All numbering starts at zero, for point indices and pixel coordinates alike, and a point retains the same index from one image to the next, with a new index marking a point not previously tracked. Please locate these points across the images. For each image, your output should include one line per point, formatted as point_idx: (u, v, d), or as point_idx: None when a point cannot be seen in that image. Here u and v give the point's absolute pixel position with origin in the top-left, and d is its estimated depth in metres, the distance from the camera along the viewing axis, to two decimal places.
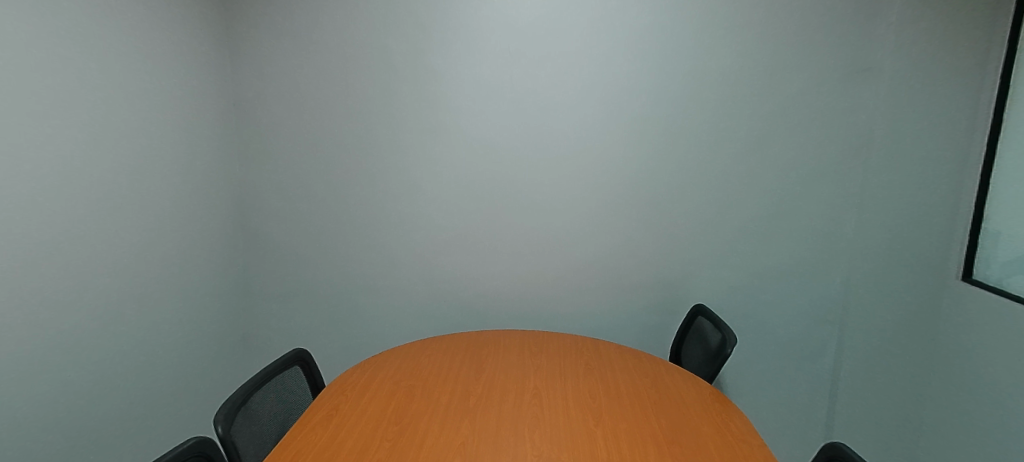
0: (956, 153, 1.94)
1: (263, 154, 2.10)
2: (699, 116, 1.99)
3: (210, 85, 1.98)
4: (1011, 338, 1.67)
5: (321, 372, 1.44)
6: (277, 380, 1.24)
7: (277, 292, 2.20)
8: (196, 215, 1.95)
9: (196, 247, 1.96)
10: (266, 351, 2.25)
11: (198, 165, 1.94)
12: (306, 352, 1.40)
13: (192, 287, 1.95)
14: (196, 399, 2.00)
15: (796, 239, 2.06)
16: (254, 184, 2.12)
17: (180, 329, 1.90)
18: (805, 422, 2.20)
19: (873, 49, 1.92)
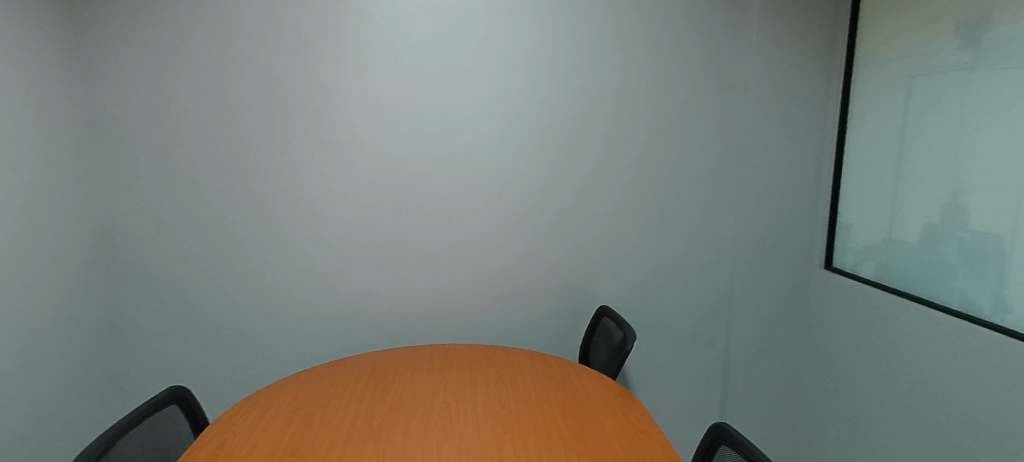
0: (812, 157, 2.22)
1: (129, 172, 1.93)
2: (589, 128, 2.11)
3: (57, 96, 1.80)
4: (873, 318, 1.96)
5: (201, 409, 1.34)
6: (146, 423, 1.15)
7: (155, 321, 2.03)
8: (48, 241, 1.77)
9: (49, 277, 1.78)
10: (139, 384, 2.06)
11: (45, 186, 1.75)
12: (182, 389, 1.30)
13: (46, 321, 1.76)
14: (53, 446, 1.79)
15: (684, 240, 2.24)
16: (120, 205, 1.95)
17: (33, 370, 1.71)
18: (699, 406, 2.38)
19: (738, 66, 2.14)
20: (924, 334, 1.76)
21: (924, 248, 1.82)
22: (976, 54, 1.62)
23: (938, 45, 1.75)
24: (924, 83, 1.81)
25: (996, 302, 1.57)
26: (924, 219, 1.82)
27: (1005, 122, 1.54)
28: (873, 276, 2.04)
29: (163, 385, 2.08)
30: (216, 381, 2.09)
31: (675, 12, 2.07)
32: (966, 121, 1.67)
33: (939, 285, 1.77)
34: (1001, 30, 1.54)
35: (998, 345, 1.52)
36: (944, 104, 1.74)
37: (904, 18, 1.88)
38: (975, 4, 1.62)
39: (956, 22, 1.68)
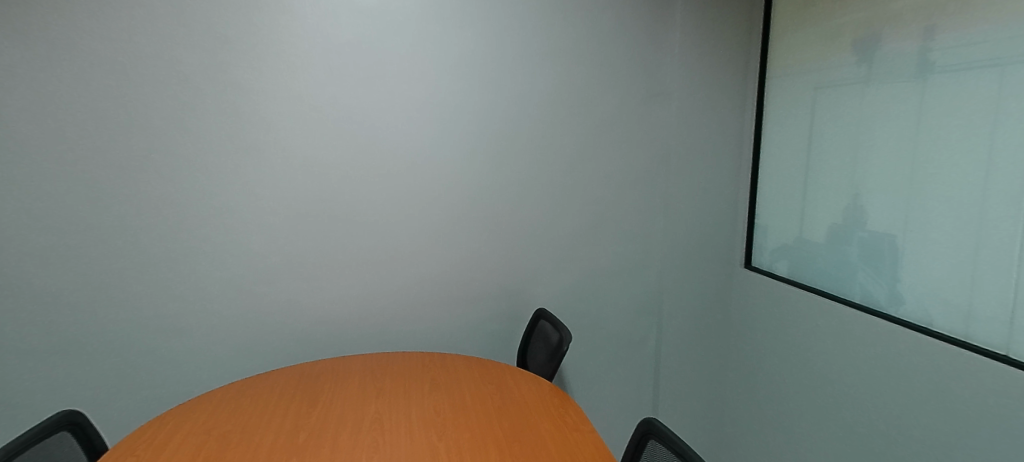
0: (731, 164, 2.37)
1: (16, 175, 1.76)
2: (522, 133, 2.13)
3: None
4: (788, 312, 2.12)
5: (94, 433, 1.22)
6: (27, 453, 1.04)
7: (49, 338, 1.85)
8: None
9: None
10: (29, 409, 1.86)
11: None
12: (72, 413, 1.18)
13: None
14: None
15: (615, 243, 2.31)
16: (6, 212, 1.77)
17: None
18: (632, 403, 2.46)
19: (663, 76, 2.25)
20: (830, 326, 1.92)
21: (829, 247, 1.99)
22: (868, 69, 1.80)
23: (836, 61, 1.92)
24: (826, 95, 1.98)
25: (890, 294, 1.74)
26: (830, 221, 1.99)
27: (893, 131, 1.72)
28: (787, 273, 2.21)
29: (58, 409, 1.89)
30: (122, 402, 1.93)
31: (603, 23, 2.14)
32: (861, 130, 1.84)
33: (842, 280, 1.94)
34: (888, 48, 1.72)
35: (892, 333, 1.69)
36: (842, 114, 1.92)
37: (807, 34, 2.05)
38: (866, 24, 1.79)
39: (851, 40, 1.86)
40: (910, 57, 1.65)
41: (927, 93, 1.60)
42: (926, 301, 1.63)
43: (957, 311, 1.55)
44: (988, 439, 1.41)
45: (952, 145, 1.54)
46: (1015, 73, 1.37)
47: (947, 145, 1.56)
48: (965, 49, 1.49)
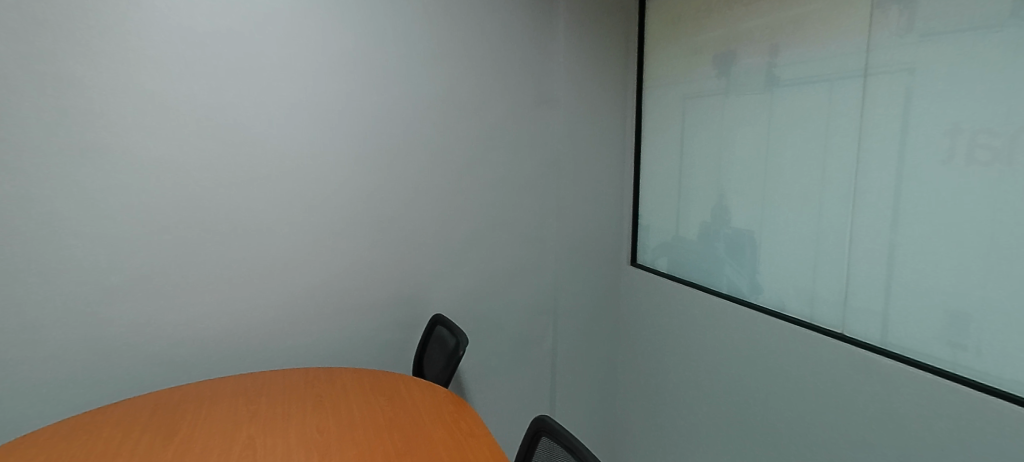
0: (615, 168, 2.51)
1: None
2: (412, 136, 2.10)
3: None
4: (670, 305, 2.29)
5: None
6: None
7: None
8: None
9: None
10: None
11: None
12: None
13: None
14: None
15: (510, 245, 2.35)
16: None
17: None
18: (530, 401, 2.52)
19: (550, 83, 2.33)
20: (704, 316, 2.11)
21: (701, 243, 2.19)
22: (727, 82, 2.00)
23: (701, 73, 2.12)
24: (694, 105, 2.17)
25: (752, 284, 1.96)
26: (701, 220, 2.18)
27: (748, 137, 1.93)
28: (667, 269, 2.38)
29: None
30: None
31: (491, 28, 2.18)
32: (723, 136, 2.04)
33: (713, 273, 2.13)
34: (742, 63, 1.93)
35: (754, 319, 1.89)
36: (708, 122, 2.11)
37: (675, 48, 2.24)
38: (724, 41, 2.00)
39: (712, 55, 2.05)
40: (759, 71, 1.87)
41: (774, 104, 1.82)
42: (779, 288, 1.85)
43: (803, 296, 1.76)
44: (827, 407, 1.63)
45: (794, 150, 1.76)
46: (839, 88, 1.60)
47: (790, 150, 1.78)
48: (802, 66, 1.71)
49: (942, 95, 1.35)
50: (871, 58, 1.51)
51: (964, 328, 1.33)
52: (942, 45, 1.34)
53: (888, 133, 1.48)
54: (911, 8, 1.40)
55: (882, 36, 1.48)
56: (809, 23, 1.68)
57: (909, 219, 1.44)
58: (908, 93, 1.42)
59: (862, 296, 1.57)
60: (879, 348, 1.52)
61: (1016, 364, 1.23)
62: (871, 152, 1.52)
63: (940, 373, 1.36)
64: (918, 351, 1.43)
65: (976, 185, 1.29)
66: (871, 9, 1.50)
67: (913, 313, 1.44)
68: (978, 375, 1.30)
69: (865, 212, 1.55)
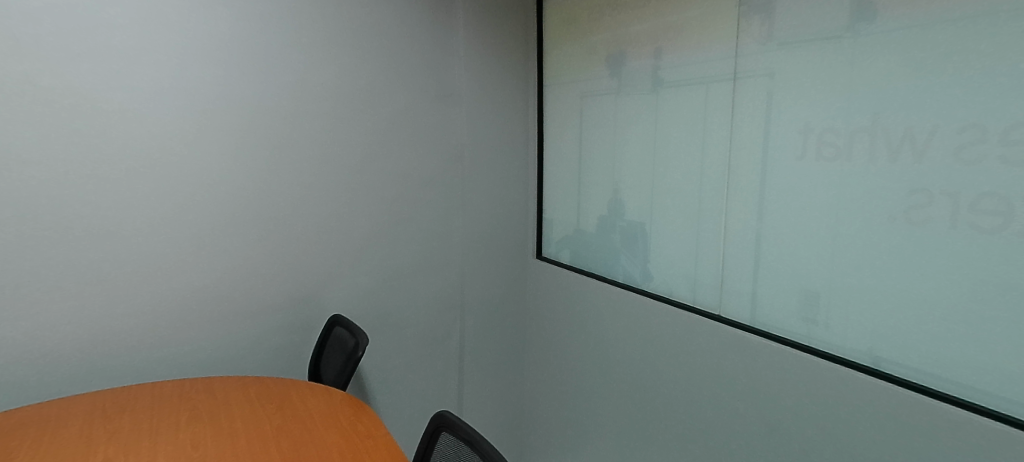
0: (519, 163, 2.56)
1: None
2: (304, 130, 2.02)
3: None
4: (574, 296, 2.38)
5: None
6: None
7: None
8: None
9: None
10: None
11: None
12: None
13: None
14: None
15: (414, 241, 2.33)
16: None
17: None
18: (440, 397, 2.51)
19: (451, 77, 2.32)
20: (603, 305, 2.22)
21: (600, 236, 2.29)
22: (618, 82, 2.11)
23: (596, 73, 2.21)
24: (590, 103, 2.26)
25: (644, 273, 2.08)
26: (599, 213, 2.28)
27: (638, 134, 2.05)
28: (569, 261, 2.47)
29: None
30: None
31: (387, 19, 2.13)
32: (616, 133, 2.15)
33: (610, 264, 2.25)
34: (631, 65, 2.04)
35: (646, 305, 2.02)
36: (604, 120, 2.21)
37: (572, 47, 2.32)
38: (615, 43, 2.10)
39: (605, 56, 2.16)
40: (645, 72, 1.99)
41: (659, 103, 1.95)
42: (666, 276, 1.99)
43: (687, 282, 1.91)
44: (707, 382, 1.79)
45: (677, 147, 1.89)
46: (713, 90, 1.75)
47: (674, 147, 1.91)
48: (682, 69, 1.84)
49: (795, 98, 1.51)
50: (739, 63, 1.66)
51: (816, 305, 1.50)
52: (795, 53, 1.50)
53: (753, 132, 1.63)
54: (769, 20, 1.56)
55: (747, 44, 1.63)
56: (687, 29, 1.82)
57: (773, 209, 1.60)
58: (768, 96, 1.58)
59: (736, 279, 1.73)
60: (750, 326, 1.68)
61: (851, 334, 1.42)
62: (740, 149, 1.68)
63: (798, 346, 1.53)
64: (782, 328, 1.60)
65: (824, 179, 1.46)
66: (738, 19, 1.65)
67: (777, 295, 1.61)
68: (829, 346, 1.47)
69: (737, 204, 1.71)
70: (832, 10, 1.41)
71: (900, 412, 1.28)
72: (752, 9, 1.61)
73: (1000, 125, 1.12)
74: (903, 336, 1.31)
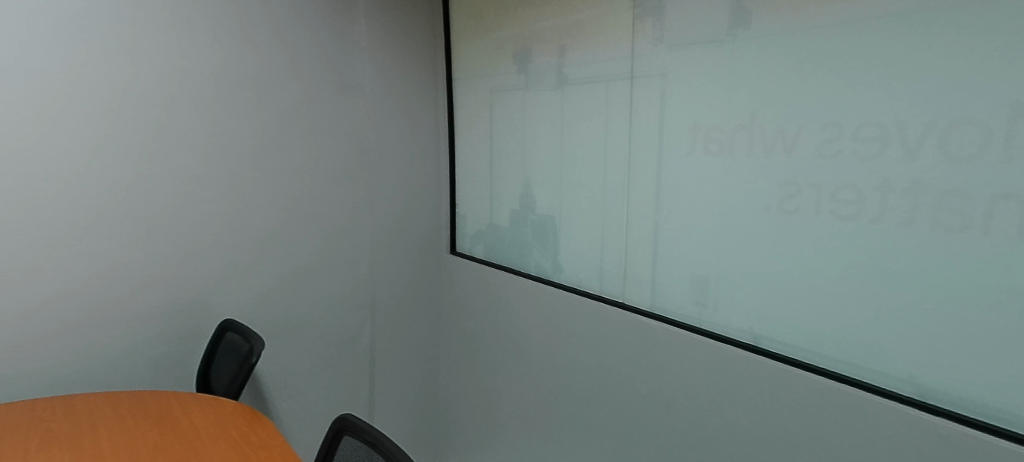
0: (430, 158, 2.53)
1: None
2: (184, 122, 1.88)
3: None
4: (487, 290, 2.39)
5: None
6: None
7: None
8: None
9: None
10: None
11: None
12: None
13: None
14: None
15: (315, 238, 2.24)
16: None
17: None
18: (350, 399, 2.45)
19: (352, 68, 2.24)
20: (515, 297, 2.25)
21: (512, 230, 2.32)
22: (526, 77, 2.14)
23: (503, 68, 2.23)
24: (499, 98, 2.27)
25: (554, 265, 2.13)
26: (511, 208, 2.31)
27: (545, 130, 2.09)
28: (483, 256, 2.48)
29: None
30: None
31: (277, 4, 2.01)
32: (524, 129, 2.19)
33: (522, 257, 2.28)
34: (537, 61, 2.07)
35: (555, 296, 2.07)
36: (512, 115, 2.23)
37: (481, 41, 2.31)
38: (521, 39, 2.13)
39: (511, 52, 2.18)
40: (551, 69, 2.03)
41: (564, 100, 2.00)
42: (575, 267, 2.05)
43: (593, 273, 1.98)
44: (611, 368, 1.87)
45: (583, 143, 1.95)
46: (614, 88, 1.82)
47: (579, 142, 1.97)
48: (585, 68, 1.90)
49: (685, 97, 1.61)
50: (635, 63, 1.74)
51: (706, 290, 1.62)
52: (685, 55, 1.59)
53: (650, 128, 1.72)
54: (661, 23, 1.65)
55: (642, 44, 1.71)
56: (589, 29, 1.87)
57: (668, 202, 1.70)
58: (662, 95, 1.67)
59: (637, 268, 1.82)
60: (649, 312, 1.78)
61: (734, 315, 1.55)
62: (638, 144, 1.76)
63: (692, 329, 1.63)
64: (678, 313, 1.71)
65: (710, 173, 1.57)
66: (633, 21, 1.73)
67: (672, 282, 1.71)
68: (717, 327, 1.59)
69: (637, 197, 1.79)
70: (716, 16, 1.51)
71: (774, 384, 1.41)
72: (646, 12, 1.68)
73: (851, 123, 1.25)
74: (779, 315, 1.44)
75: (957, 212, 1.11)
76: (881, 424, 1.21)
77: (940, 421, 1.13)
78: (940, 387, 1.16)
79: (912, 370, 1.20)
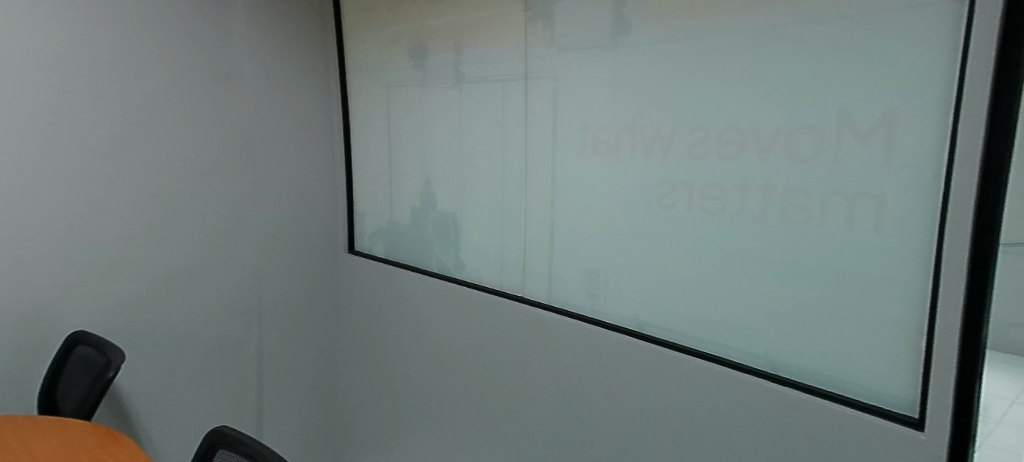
0: (323, 154, 2.44)
1: None
2: (17, 108, 1.63)
3: None
4: (387, 289, 2.34)
5: None
6: None
7: None
8: None
9: None
10: None
11: None
12: None
13: None
14: None
15: (192, 239, 2.07)
16: None
17: None
18: (235, 410, 2.30)
19: (230, 56, 2.09)
20: (416, 296, 2.22)
21: (412, 228, 2.28)
22: (423, 73, 2.11)
23: (399, 63, 2.18)
24: (396, 93, 2.23)
25: (456, 262, 2.13)
26: (412, 205, 2.27)
27: (444, 127, 2.09)
28: (383, 254, 2.41)
29: None
30: None
31: None
32: (424, 125, 2.16)
33: (423, 255, 2.25)
34: (433, 58, 2.06)
35: (455, 292, 2.08)
36: (411, 111, 2.19)
37: (375, 34, 2.24)
38: (416, 34, 2.10)
39: (406, 47, 2.14)
40: (448, 67, 2.02)
41: (462, 98, 2.00)
42: (476, 264, 2.06)
43: (493, 269, 2.01)
44: (509, 361, 1.92)
45: (481, 140, 1.97)
46: (509, 88, 1.85)
47: (478, 139, 1.98)
48: (481, 67, 1.92)
49: (576, 99, 1.68)
50: (530, 64, 1.78)
51: (597, 282, 1.70)
52: (575, 58, 1.66)
53: (545, 127, 1.77)
54: (551, 27, 1.70)
55: (534, 46, 1.76)
56: (483, 28, 1.89)
57: (563, 199, 1.76)
58: (555, 96, 1.73)
59: (535, 263, 1.87)
60: (547, 304, 1.83)
61: (621, 304, 1.65)
62: (535, 143, 1.81)
63: (584, 319, 1.71)
64: (571, 304, 1.78)
65: (599, 171, 1.65)
66: (525, 23, 1.77)
67: (566, 275, 1.78)
68: (606, 317, 1.68)
69: (534, 194, 1.84)
70: (600, 23, 1.59)
71: (654, 367, 1.52)
72: (536, 15, 1.73)
73: (717, 126, 1.38)
74: (661, 303, 1.55)
75: (800, 207, 1.26)
76: (743, 398, 1.36)
77: (788, 390, 1.29)
78: (789, 361, 1.32)
79: (768, 347, 1.36)
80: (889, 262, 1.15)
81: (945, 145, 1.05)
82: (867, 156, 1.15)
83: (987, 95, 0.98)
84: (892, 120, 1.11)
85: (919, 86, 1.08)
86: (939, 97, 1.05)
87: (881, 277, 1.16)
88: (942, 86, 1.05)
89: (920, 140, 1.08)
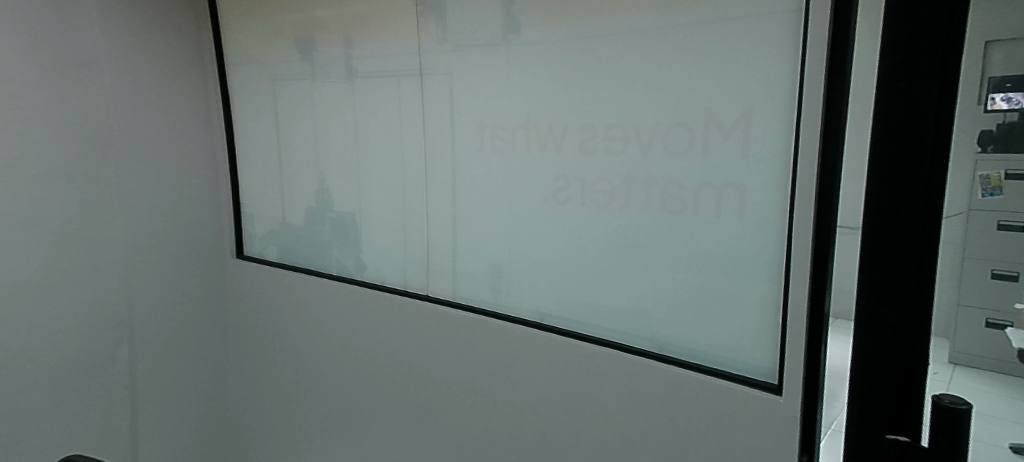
0: (203, 153, 2.27)
1: None
2: None
3: None
4: (281, 295, 2.21)
5: None
6: None
7: None
8: None
9: None
10: None
11: None
12: None
13: None
14: None
15: (40, 249, 1.81)
16: None
17: None
18: (105, 438, 2.05)
19: (78, 43, 1.85)
20: (314, 299, 2.12)
21: (307, 229, 2.17)
22: (311, 68, 2.01)
23: (285, 56, 2.06)
24: (283, 88, 2.11)
25: (356, 262, 2.05)
26: (307, 205, 2.15)
27: (337, 124, 2.00)
28: (276, 258, 2.27)
29: None
30: None
31: None
32: (315, 122, 2.06)
33: (320, 257, 2.15)
34: (321, 52, 1.97)
35: (355, 294, 2.00)
36: (300, 107, 2.08)
37: (259, 25, 2.10)
38: (302, 27, 1.99)
39: (293, 40, 2.03)
40: (338, 61, 1.94)
41: (355, 93, 1.93)
42: (377, 264, 2.00)
43: (395, 269, 1.96)
44: (410, 361, 1.89)
45: (376, 138, 1.92)
46: (405, 84, 1.81)
47: (374, 137, 1.93)
48: (375, 62, 1.86)
49: (472, 96, 1.68)
50: (425, 60, 1.75)
51: (500, 276, 1.72)
52: (468, 56, 1.67)
53: (443, 125, 1.76)
54: (444, 24, 1.69)
55: (427, 42, 1.74)
56: (374, 23, 1.83)
57: (463, 196, 1.76)
58: (452, 93, 1.72)
59: (437, 262, 1.86)
60: (452, 302, 1.82)
61: (521, 296, 1.68)
62: (434, 139, 1.79)
63: (487, 313, 1.73)
64: (473, 300, 1.79)
65: (495, 167, 1.67)
66: (417, 19, 1.74)
67: (467, 271, 1.79)
68: (507, 310, 1.71)
69: (433, 191, 1.83)
70: (491, 21, 1.60)
71: (552, 355, 1.57)
72: (428, 11, 1.71)
73: (603, 124, 1.44)
74: (561, 293, 1.60)
75: (677, 199, 1.36)
76: (631, 378, 1.44)
77: (672, 368, 1.38)
78: (673, 341, 1.42)
79: (655, 329, 1.45)
80: (748, 246, 1.28)
81: (790, 140, 1.19)
82: (730, 151, 1.27)
83: (822, 97, 1.12)
84: (748, 118, 1.24)
85: (772, 89, 1.20)
86: (783, 98, 1.19)
87: (742, 260, 1.30)
88: (784, 89, 1.18)
89: (769, 137, 1.22)
